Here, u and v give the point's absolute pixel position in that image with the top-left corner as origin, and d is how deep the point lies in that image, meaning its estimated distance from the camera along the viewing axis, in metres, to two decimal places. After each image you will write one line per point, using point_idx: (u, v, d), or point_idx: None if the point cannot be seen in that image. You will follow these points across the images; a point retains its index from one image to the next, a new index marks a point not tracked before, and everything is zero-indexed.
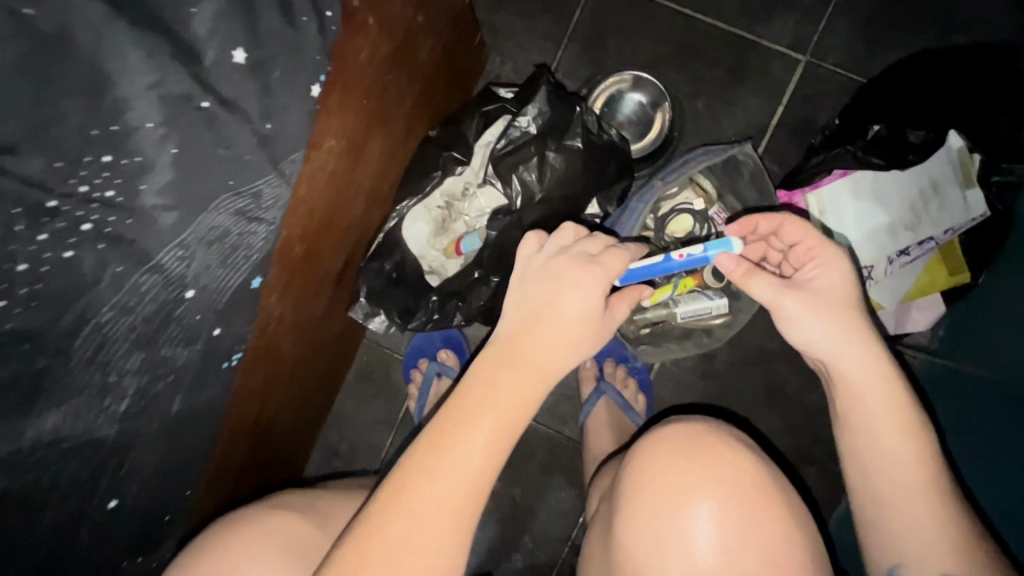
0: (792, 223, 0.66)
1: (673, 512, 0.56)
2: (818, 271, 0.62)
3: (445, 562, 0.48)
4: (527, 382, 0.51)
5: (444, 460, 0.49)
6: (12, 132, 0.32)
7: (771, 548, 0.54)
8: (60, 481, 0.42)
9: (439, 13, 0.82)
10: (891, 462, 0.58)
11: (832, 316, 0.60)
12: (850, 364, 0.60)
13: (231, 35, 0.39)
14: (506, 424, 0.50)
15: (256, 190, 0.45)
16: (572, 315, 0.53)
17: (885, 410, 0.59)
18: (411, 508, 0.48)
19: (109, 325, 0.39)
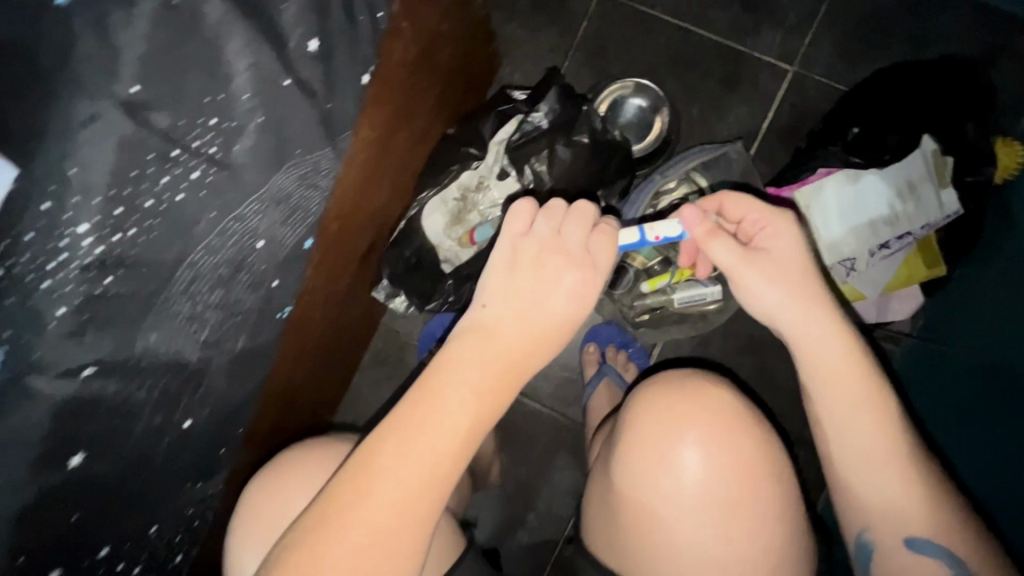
0: (735, 198, 0.65)
1: (662, 441, 0.64)
2: (769, 241, 0.62)
3: (419, 503, 0.52)
4: (512, 356, 0.55)
5: (436, 407, 0.53)
6: (154, 94, 0.41)
7: (738, 475, 0.62)
8: (152, 392, 0.49)
9: (461, 21, 0.91)
10: (859, 436, 0.60)
11: (791, 287, 0.60)
12: (813, 339, 0.61)
13: (310, 26, 0.47)
14: (493, 384, 0.55)
15: (315, 159, 0.53)
16: (557, 312, 0.56)
17: (850, 386, 0.60)
18: (404, 449, 0.52)
19: (200, 262, 0.47)
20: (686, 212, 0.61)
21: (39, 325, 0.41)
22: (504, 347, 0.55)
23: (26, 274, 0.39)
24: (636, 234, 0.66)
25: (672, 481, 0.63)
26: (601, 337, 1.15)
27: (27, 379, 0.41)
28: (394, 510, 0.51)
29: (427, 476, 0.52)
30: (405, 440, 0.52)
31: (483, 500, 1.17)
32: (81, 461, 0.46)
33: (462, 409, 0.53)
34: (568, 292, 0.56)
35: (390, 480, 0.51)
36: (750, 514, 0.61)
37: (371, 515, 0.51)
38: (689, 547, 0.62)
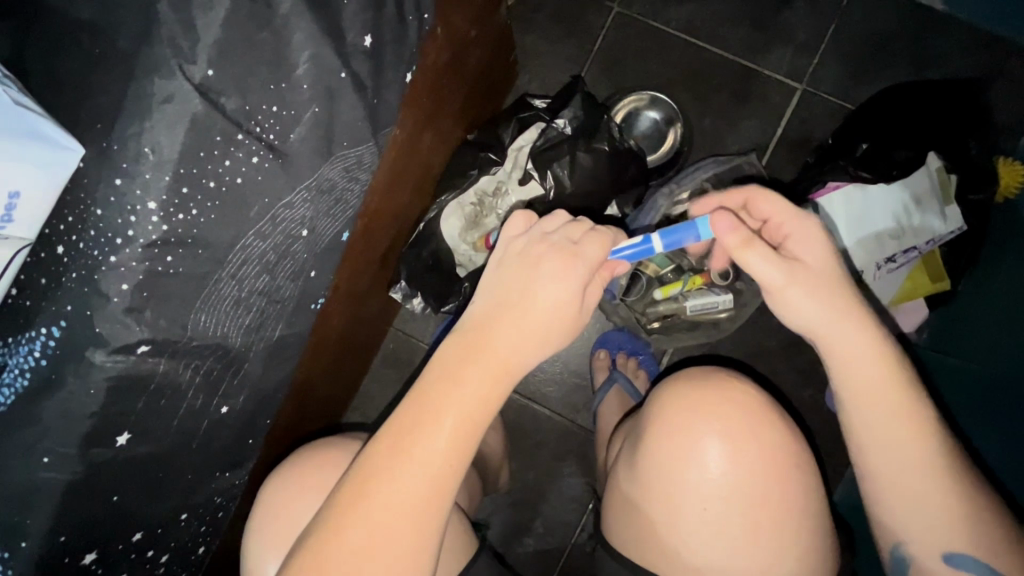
0: (760, 198, 0.63)
1: (678, 438, 0.65)
2: (801, 244, 0.60)
3: (418, 503, 0.51)
4: (504, 346, 0.53)
5: (440, 400, 0.52)
6: (225, 80, 0.43)
7: (750, 474, 0.63)
8: (198, 373, 0.51)
9: (486, 25, 0.87)
10: (895, 451, 0.59)
11: (825, 295, 0.58)
12: (845, 350, 0.59)
13: (365, 23, 0.49)
14: (488, 387, 0.53)
15: (360, 154, 0.53)
16: (546, 304, 0.54)
17: (885, 399, 0.59)
18: (408, 453, 0.51)
19: (251, 247, 0.48)
20: (721, 221, 0.58)
21: (103, 299, 0.44)
22: (496, 342, 0.53)
23: (91, 248, 0.44)
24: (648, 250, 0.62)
25: (687, 476, 0.64)
26: (611, 343, 1.14)
27: (87, 352, 0.45)
28: (400, 512, 0.51)
29: (433, 479, 0.52)
30: (408, 440, 0.52)
31: (491, 507, 1.16)
32: (127, 441, 0.50)
33: (460, 412, 0.52)
34: (572, 290, 0.54)
35: (394, 483, 0.51)
36: (764, 518, 0.62)
37: (376, 521, 0.51)
38: (705, 554, 0.63)
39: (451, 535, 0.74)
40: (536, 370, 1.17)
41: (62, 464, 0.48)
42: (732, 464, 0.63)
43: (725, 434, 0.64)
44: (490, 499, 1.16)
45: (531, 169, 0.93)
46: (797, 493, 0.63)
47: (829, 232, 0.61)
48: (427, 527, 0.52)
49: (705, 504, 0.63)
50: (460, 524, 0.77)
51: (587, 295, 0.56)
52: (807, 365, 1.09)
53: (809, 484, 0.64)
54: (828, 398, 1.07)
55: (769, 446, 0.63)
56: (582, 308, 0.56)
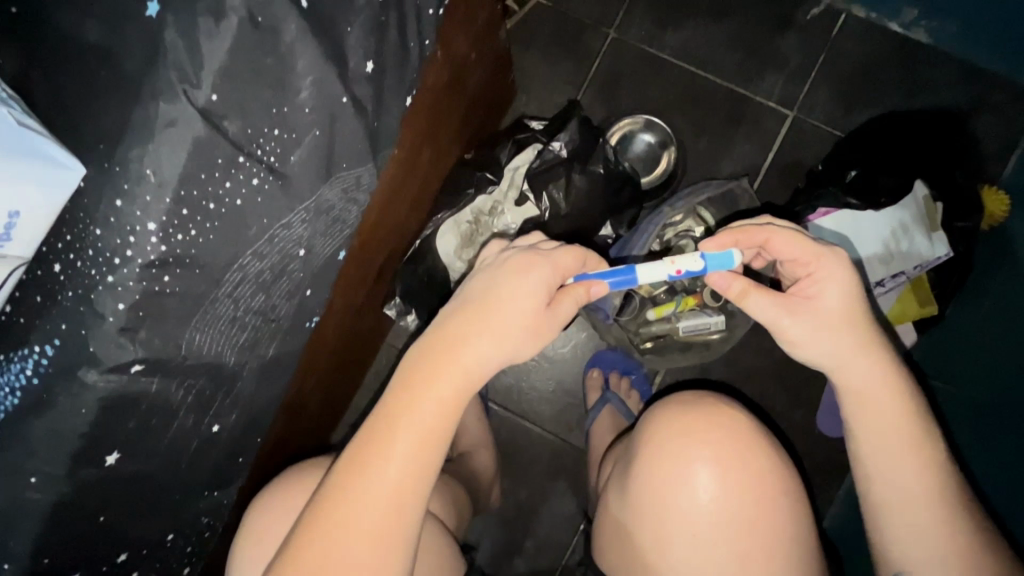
0: (782, 238, 0.62)
1: (664, 461, 0.65)
2: (817, 285, 0.60)
3: (379, 515, 0.51)
4: (466, 356, 0.53)
5: (404, 410, 0.52)
6: (229, 104, 0.44)
7: (728, 495, 0.63)
8: (190, 391, 0.50)
9: (486, 49, 0.89)
10: (898, 483, 0.59)
11: (833, 334, 0.60)
12: (858, 381, 0.60)
13: (367, 50, 0.50)
14: (449, 396, 0.53)
15: (358, 175, 0.54)
16: (512, 315, 0.54)
17: (893, 432, 0.59)
18: (375, 466, 0.51)
19: (248, 267, 0.48)
20: (715, 278, 0.62)
21: (99, 318, 0.44)
22: (463, 351, 0.53)
23: (89, 267, 0.44)
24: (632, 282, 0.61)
25: (671, 498, 0.64)
26: (605, 362, 1.14)
27: (79, 371, 0.45)
28: (365, 530, 0.51)
29: (393, 491, 0.51)
30: (372, 448, 0.52)
31: (482, 526, 1.15)
32: (115, 461, 0.49)
33: (424, 423, 0.52)
34: (538, 295, 0.54)
35: (360, 501, 0.51)
36: (739, 538, 0.62)
37: (341, 543, 0.50)
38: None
39: (439, 556, 0.72)
40: (530, 387, 1.17)
41: (49, 484, 0.47)
42: (709, 483, 0.63)
43: (697, 449, 0.65)
44: (481, 518, 1.15)
45: (527, 190, 0.95)
46: (770, 512, 0.63)
47: (852, 271, 0.60)
48: (395, 544, 0.51)
49: (683, 523, 0.64)
50: (450, 547, 0.75)
51: (558, 306, 0.56)
52: (798, 387, 1.10)
53: (796, 506, 0.64)
54: (820, 420, 1.08)
55: (748, 465, 0.64)
56: (549, 316, 0.55)
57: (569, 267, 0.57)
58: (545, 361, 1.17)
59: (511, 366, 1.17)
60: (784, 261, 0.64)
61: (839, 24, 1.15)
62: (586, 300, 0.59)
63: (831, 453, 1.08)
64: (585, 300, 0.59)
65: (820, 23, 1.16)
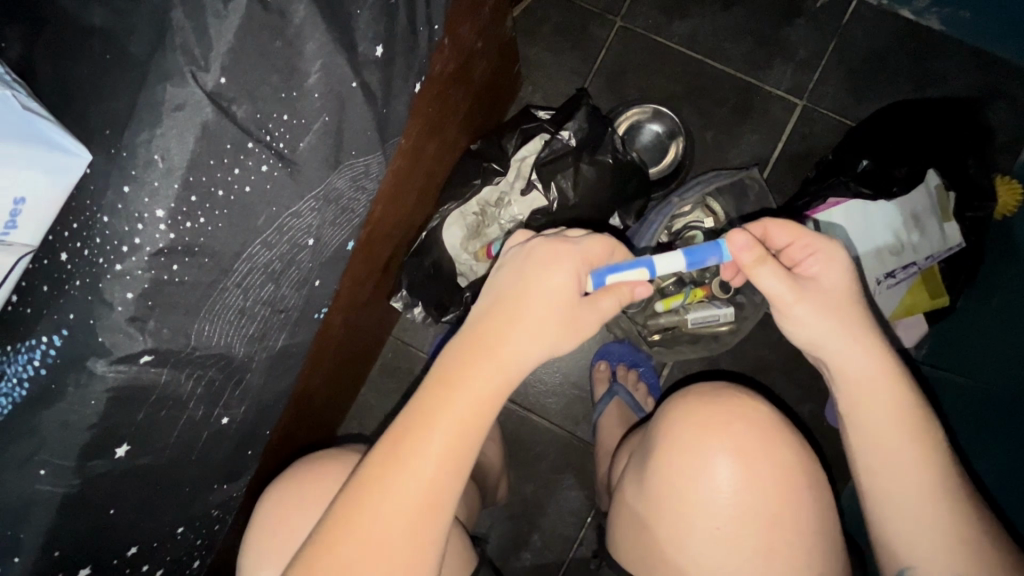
0: (777, 226, 0.62)
1: (696, 457, 0.64)
2: (819, 265, 0.59)
3: (416, 515, 0.50)
4: (507, 352, 0.52)
5: (445, 408, 0.51)
6: (237, 88, 0.43)
7: (762, 491, 0.62)
8: (199, 382, 0.50)
9: (493, 37, 0.87)
10: (901, 473, 0.58)
11: (835, 314, 0.58)
12: (857, 365, 0.59)
13: (376, 34, 0.49)
14: (488, 394, 0.52)
15: (366, 163, 0.53)
16: (551, 307, 0.52)
17: (901, 420, 0.58)
18: (408, 466, 0.50)
19: (257, 256, 0.48)
20: (738, 238, 0.57)
21: (106, 308, 0.43)
22: (510, 349, 0.52)
23: (96, 254, 0.43)
24: (646, 270, 0.58)
25: (702, 493, 0.63)
26: (612, 355, 1.13)
27: (88, 361, 0.44)
28: (393, 529, 0.50)
29: (429, 488, 0.50)
30: (408, 447, 0.50)
31: (488, 520, 1.14)
32: (125, 452, 0.48)
33: (458, 422, 0.51)
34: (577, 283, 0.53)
35: (389, 501, 0.50)
36: (765, 532, 0.61)
37: (368, 542, 0.49)
38: (707, 569, 0.63)
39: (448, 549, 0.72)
40: (536, 381, 1.16)
41: (58, 477, 0.46)
42: (734, 477, 0.62)
43: (722, 442, 0.63)
44: (488, 512, 1.14)
45: (535, 180, 0.93)
46: (794, 505, 0.62)
47: (852, 258, 0.60)
48: (424, 542, 0.51)
49: (711, 517, 0.62)
50: (462, 540, 0.75)
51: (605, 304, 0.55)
52: (807, 379, 1.09)
53: (818, 500, 0.64)
54: (829, 412, 1.07)
55: (770, 457, 0.63)
56: (585, 308, 0.54)
57: (601, 252, 0.57)
58: (551, 354, 1.16)
59: None
60: (782, 250, 0.63)
61: (849, 11, 1.13)
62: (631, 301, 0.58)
63: (838, 447, 1.08)
64: (629, 301, 0.57)
65: (829, 11, 1.14)
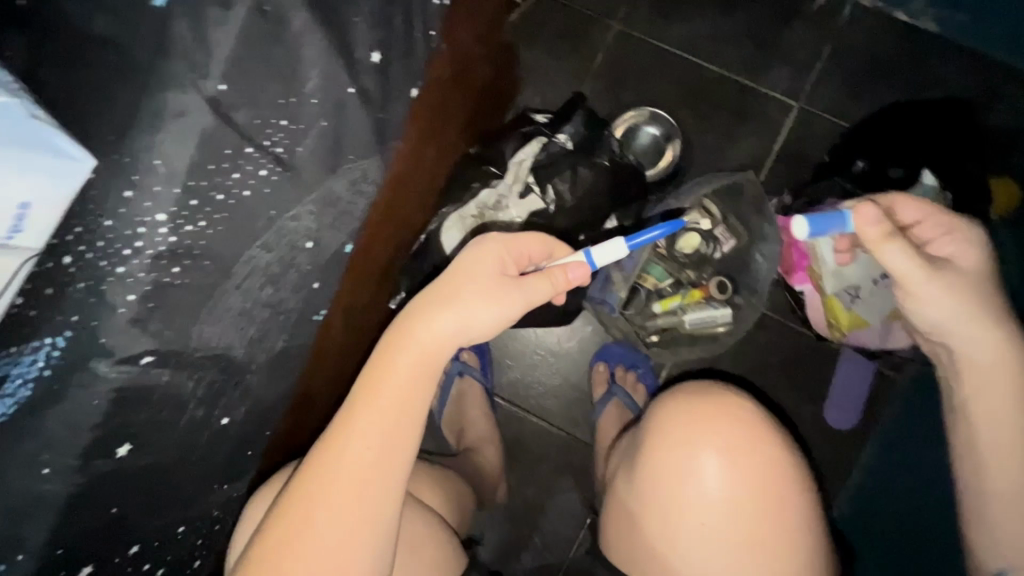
0: (905, 203, 0.68)
1: (651, 446, 0.67)
2: (954, 246, 0.65)
3: (352, 493, 0.52)
4: (426, 331, 0.54)
5: (374, 387, 0.54)
6: (237, 94, 0.44)
7: (714, 478, 0.63)
8: (199, 382, 0.51)
9: (491, 43, 0.89)
10: (1018, 451, 0.62)
11: (968, 289, 0.62)
12: (975, 345, 0.63)
13: (374, 41, 0.50)
14: (414, 374, 0.54)
15: (365, 167, 0.54)
16: (472, 288, 0.55)
17: (984, 389, 0.63)
18: (345, 440, 0.53)
19: (255, 258, 0.49)
20: (866, 211, 0.59)
21: (109, 311, 0.43)
22: (427, 328, 0.54)
23: (98, 259, 0.43)
24: (584, 258, 0.60)
25: (654, 480, 0.66)
26: (611, 356, 1.14)
27: (91, 363, 0.44)
28: (333, 505, 0.52)
29: (364, 467, 0.52)
30: (344, 426, 0.53)
31: (487, 521, 1.15)
32: (127, 452, 0.49)
33: (390, 399, 0.53)
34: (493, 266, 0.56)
35: (330, 477, 0.52)
36: (731, 520, 0.62)
37: (311, 517, 0.51)
38: (688, 561, 0.64)
39: (444, 547, 0.73)
40: (535, 382, 1.17)
41: (60, 476, 0.47)
42: (716, 471, 0.63)
43: (684, 433, 0.65)
44: (486, 513, 1.15)
45: (533, 183, 0.93)
46: (771, 499, 0.62)
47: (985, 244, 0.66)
48: (364, 517, 0.52)
49: (666, 504, 0.65)
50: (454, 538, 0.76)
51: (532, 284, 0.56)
52: (805, 380, 1.09)
53: (805, 498, 0.64)
54: (828, 413, 1.07)
55: (756, 454, 0.63)
56: (511, 283, 0.55)
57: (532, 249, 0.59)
58: (550, 356, 1.17)
59: (517, 360, 1.17)
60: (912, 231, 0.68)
61: (845, 14, 1.14)
62: (568, 285, 0.58)
63: (836, 447, 1.08)
64: (565, 287, 0.58)
65: (826, 13, 1.15)
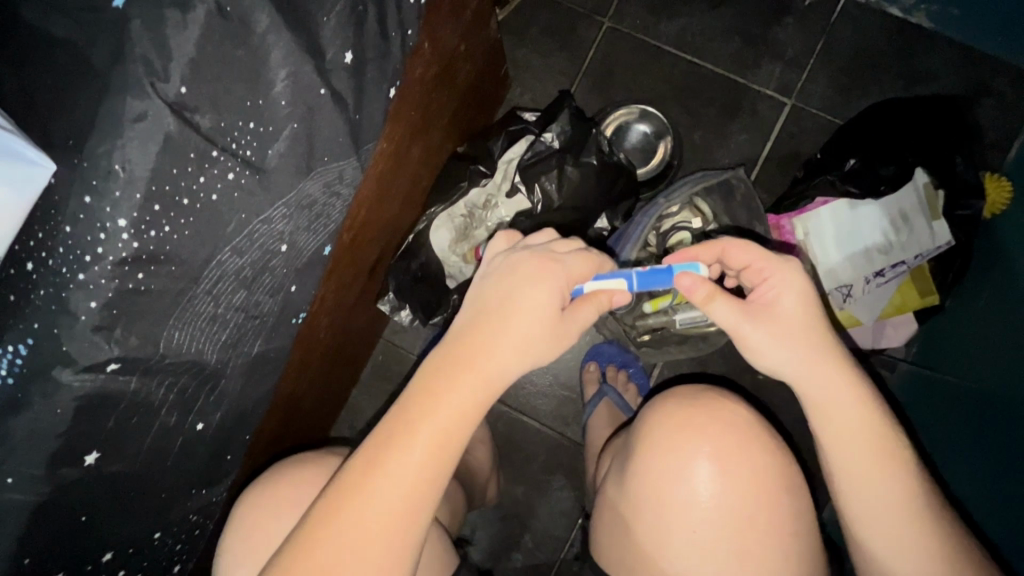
0: (736, 247, 0.60)
1: (670, 456, 0.64)
2: (773, 291, 0.57)
3: (391, 528, 0.48)
4: (490, 358, 0.51)
5: (427, 414, 0.49)
6: (200, 97, 0.43)
7: (732, 487, 0.62)
8: (171, 388, 0.50)
9: (476, 41, 0.88)
10: (876, 494, 0.55)
11: (793, 339, 0.56)
12: (816, 388, 0.56)
13: (345, 41, 0.49)
14: (470, 403, 0.50)
15: (340, 168, 0.53)
16: (529, 316, 0.51)
17: (844, 434, 0.56)
18: (389, 472, 0.48)
19: (227, 263, 0.48)
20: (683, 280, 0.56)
21: (71, 317, 0.43)
22: (488, 355, 0.51)
23: (60, 265, 0.43)
24: (625, 281, 0.56)
25: (679, 492, 0.63)
26: (602, 356, 1.13)
27: (54, 370, 0.44)
28: (365, 549, 0.47)
29: (407, 501, 0.48)
30: (388, 454, 0.49)
31: (478, 520, 1.15)
32: (95, 461, 0.49)
33: (442, 431, 0.49)
34: (554, 291, 0.52)
35: (362, 519, 0.48)
36: (736, 528, 0.61)
37: (346, 557, 0.47)
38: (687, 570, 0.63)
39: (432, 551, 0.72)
40: (526, 382, 1.16)
41: (28, 485, 0.47)
42: (711, 477, 0.63)
43: (692, 438, 0.64)
44: (477, 513, 1.15)
45: (518, 183, 0.92)
46: (770, 504, 0.62)
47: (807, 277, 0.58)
48: (401, 555, 0.49)
49: (674, 513, 0.63)
50: (444, 546, 0.75)
51: (577, 310, 0.54)
52: None
53: (798, 504, 0.64)
54: None
55: (746, 458, 0.63)
56: (565, 320, 0.53)
57: (586, 275, 0.55)
58: None
59: None
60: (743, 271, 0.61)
61: (837, 9, 1.13)
62: (610, 308, 0.57)
63: None
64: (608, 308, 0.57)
65: (818, 8, 1.13)
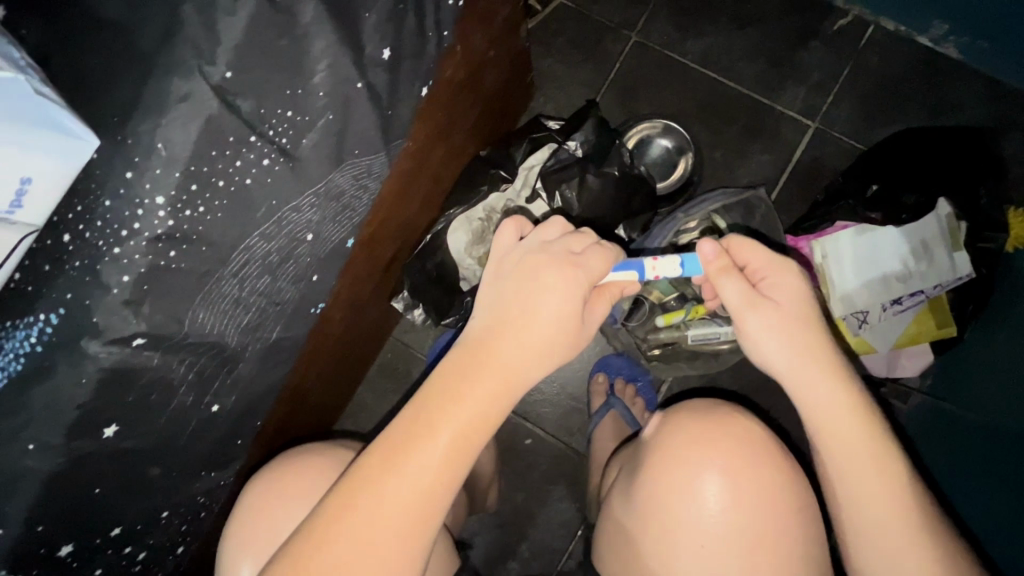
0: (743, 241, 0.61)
1: (683, 472, 0.63)
2: (773, 284, 0.58)
3: (402, 526, 0.48)
4: (509, 357, 0.51)
5: (445, 411, 0.49)
6: (243, 82, 0.44)
7: (748, 507, 0.61)
8: (192, 365, 0.51)
9: (504, 48, 0.88)
10: (868, 496, 0.54)
11: (797, 342, 0.56)
12: (813, 382, 0.55)
13: (384, 37, 0.50)
14: (489, 403, 0.50)
15: (369, 162, 0.54)
16: (549, 317, 0.52)
17: (856, 452, 0.54)
18: (403, 469, 0.48)
19: (255, 247, 0.49)
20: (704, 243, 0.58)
21: (103, 289, 0.44)
22: (506, 355, 0.51)
23: (96, 238, 0.43)
24: (636, 273, 0.60)
25: (690, 509, 0.62)
26: (611, 367, 1.13)
27: (82, 342, 0.45)
28: (380, 543, 0.47)
29: (419, 498, 0.48)
30: (404, 450, 0.49)
31: (477, 526, 1.14)
32: (113, 433, 0.49)
33: (460, 429, 0.49)
34: (575, 296, 0.53)
35: (376, 517, 0.47)
36: (748, 550, 0.60)
37: (354, 552, 0.47)
38: None
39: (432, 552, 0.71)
40: (533, 389, 1.16)
41: (45, 453, 0.47)
42: (722, 496, 0.62)
43: (707, 455, 0.63)
44: (476, 518, 1.14)
45: (540, 188, 0.93)
46: (784, 527, 0.61)
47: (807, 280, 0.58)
48: (411, 553, 0.48)
49: (685, 531, 0.62)
50: (445, 546, 0.74)
51: (589, 311, 0.56)
52: None
53: (810, 529, 0.63)
54: None
55: (762, 479, 0.62)
56: (584, 324, 0.55)
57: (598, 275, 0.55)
58: None
59: None
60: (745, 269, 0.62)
61: (866, 36, 1.13)
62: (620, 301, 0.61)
63: None
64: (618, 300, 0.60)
65: (846, 34, 1.14)
